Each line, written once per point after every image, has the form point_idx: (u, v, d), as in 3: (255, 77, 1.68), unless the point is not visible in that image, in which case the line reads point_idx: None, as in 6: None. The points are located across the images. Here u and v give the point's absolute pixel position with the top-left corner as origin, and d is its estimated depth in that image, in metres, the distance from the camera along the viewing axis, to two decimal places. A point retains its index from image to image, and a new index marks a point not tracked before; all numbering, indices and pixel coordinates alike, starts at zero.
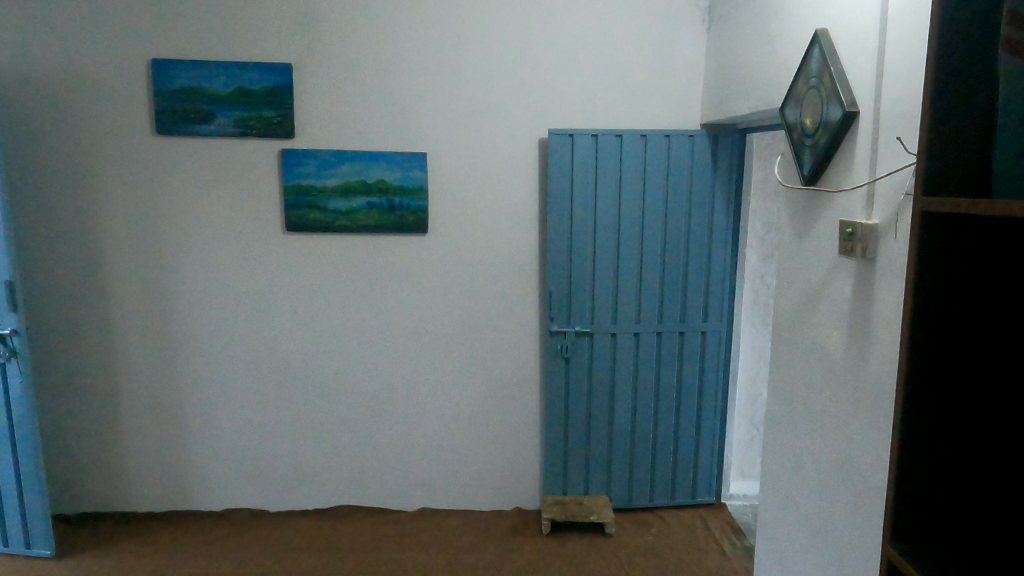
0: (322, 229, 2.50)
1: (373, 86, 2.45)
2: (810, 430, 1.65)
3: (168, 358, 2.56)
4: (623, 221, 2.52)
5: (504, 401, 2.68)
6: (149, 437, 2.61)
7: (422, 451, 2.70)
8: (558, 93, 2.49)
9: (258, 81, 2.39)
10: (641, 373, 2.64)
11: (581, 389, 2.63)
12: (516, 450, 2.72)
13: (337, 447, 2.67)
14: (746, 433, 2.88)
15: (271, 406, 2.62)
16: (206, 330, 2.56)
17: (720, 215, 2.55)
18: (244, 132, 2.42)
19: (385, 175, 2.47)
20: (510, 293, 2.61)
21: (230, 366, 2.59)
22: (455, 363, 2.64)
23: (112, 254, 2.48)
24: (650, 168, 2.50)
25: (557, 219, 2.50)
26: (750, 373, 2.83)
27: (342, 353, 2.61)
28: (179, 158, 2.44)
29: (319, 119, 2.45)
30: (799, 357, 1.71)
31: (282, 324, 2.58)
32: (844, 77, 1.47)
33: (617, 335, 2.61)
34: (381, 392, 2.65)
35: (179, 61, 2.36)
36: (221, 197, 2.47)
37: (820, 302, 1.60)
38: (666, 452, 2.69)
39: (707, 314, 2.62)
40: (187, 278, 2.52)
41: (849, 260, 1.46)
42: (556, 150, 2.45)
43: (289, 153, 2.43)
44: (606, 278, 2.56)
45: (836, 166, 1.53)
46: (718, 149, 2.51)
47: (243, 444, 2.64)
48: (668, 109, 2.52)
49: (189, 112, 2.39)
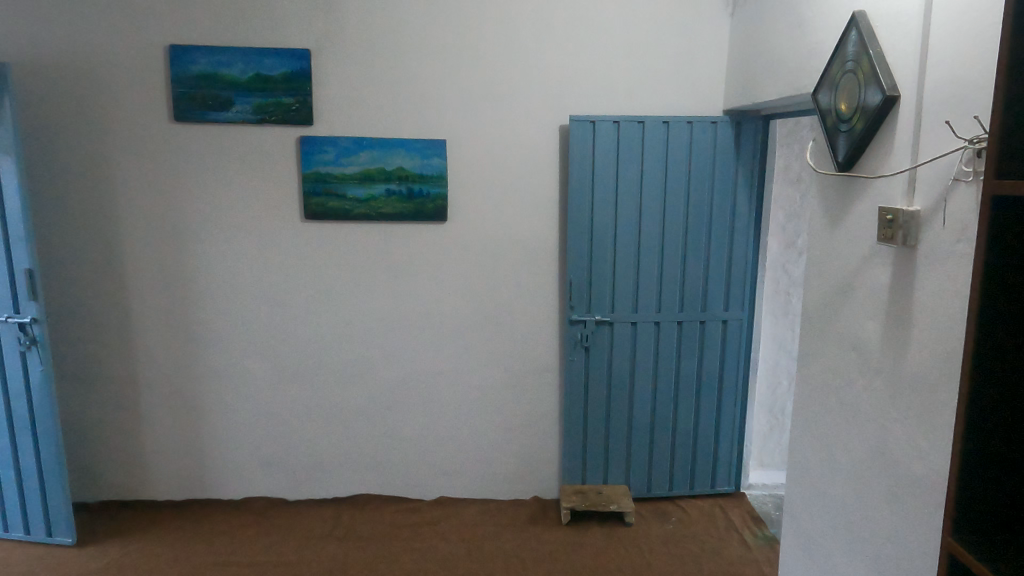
0: (341, 217, 2.48)
1: (392, 73, 2.42)
2: (842, 419, 1.63)
3: (187, 348, 2.55)
4: (645, 209, 2.50)
5: (523, 390, 2.67)
6: (168, 425, 2.61)
7: (441, 440, 2.69)
8: (579, 80, 2.46)
9: (276, 67, 2.37)
10: (660, 362, 2.62)
11: (600, 378, 2.62)
12: (535, 439, 2.71)
13: (355, 436, 2.67)
14: (766, 423, 2.86)
15: (289, 394, 2.62)
16: (224, 318, 2.55)
17: (743, 202, 2.52)
18: (262, 119, 2.40)
19: (404, 162, 2.45)
20: (529, 281, 2.59)
21: (247, 355, 2.58)
22: (475, 353, 2.63)
23: (131, 243, 2.47)
24: (672, 155, 2.47)
25: (578, 207, 2.48)
26: (770, 362, 2.81)
27: (360, 341, 2.60)
28: (197, 145, 2.41)
29: (338, 106, 2.43)
30: (831, 346, 1.69)
31: (300, 312, 2.56)
32: (884, 61, 1.44)
33: (637, 325, 2.59)
34: (400, 381, 2.64)
35: (196, 47, 2.33)
36: (240, 184, 2.45)
37: (854, 290, 1.57)
38: (685, 442, 2.69)
39: (728, 302, 2.61)
40: (206, 267, 2.50)
41: (887, 248, 1.44)
42: (577, 137, 2.43)
43: (308, 140, 2.41)
44: (626, 266, 2.54)
45: (875, 151, 1.50)
46: (741, 136, 2.48)
47: (263, 433, 2.64)
48: (690, 96, 2.49)
49: (206, 98, 2.37)
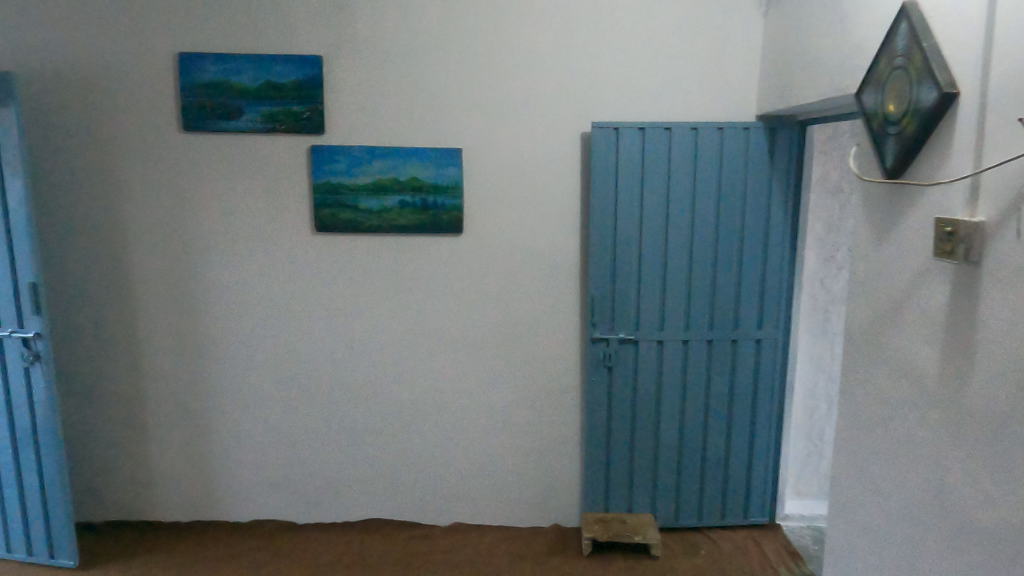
0: (353, 229, 2.38)
1: (406, 80, 2.32)
2: (893, 455, 1.46)
3: (194, 364, 2.48)
4: (672, 221, 2.35)
5: (542, 411, 2.53)
6: (175, 444, 2.53)
7: (456, 463, 2.56)
8: (602, 85, 2.33)
9: (286, 75, 2.29)
10: (689, 384, 2.46)
11: (625, 400, 2.47)
12: (555, 464, 2.57)
13: (366, 457, 2.55)
14: (803, 450, 2.68)
15: (299, 413, 2.52)
16: (232, 334, 2.46)
17: (777, 214, 2.37)
18: (272, 128, 2.32)
19: (419, 172, 2.35)
20: (549, 296, 2.46)
21: (256, 372, 2.49)
22: (492, 372, 2.51)
23: (139, 256, 2.40)
24: (702, 163, 2.32)
25: (601, 218, 2.35)
26: (808, 384, 2.63)
27: (373, 359, 2.49)
28: (206, 155, 2.34)
29: (350, 115, 2.34)
30: (879, 373, 1.52)
31: (310, 328, 2.47)
32: (940, 55, 1.29)
33: (664, 343, 2.43)
34: (414, 400, 2.52)
35: (206, 55, 2.27)
36: (250, 195, 2.37)
37: (906, 310, 1.41)
38: (716, 469, 2.52)
39: (762, 320, 2.44)
40: (215, 281, 2.42)
41: (946, 264, 1.28)
42: (599, 145, 2.30)
43: (319, 149, 2.32)
44: (652, 281, 2.40)
45: (930, 156, 1.34)
46: (776, 143, 2.33)
47: (272, 453, 2.54)
48: (721, 102, 2.35)
49: (216, 107, 2.30)
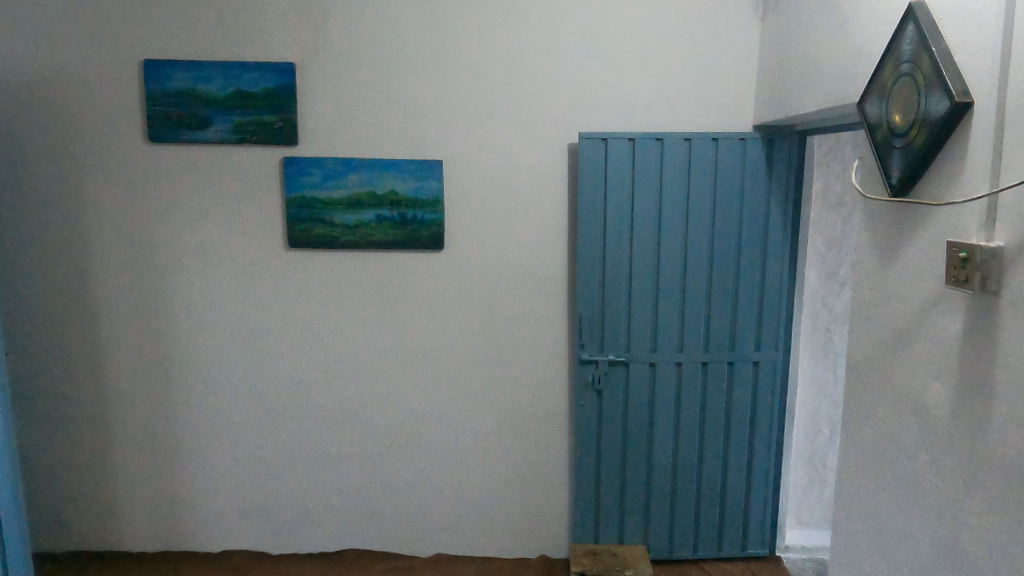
0: (328, 245, 2.26)
1: (384, 88, 2.21)
2: (901, 500, 1.33)
3: (162, 387, 2.35)
4: (664, 237, 2.23)
5: (528, 436, 2.40)
6: (142, 471, 2.40)
7: (437, 491, 2.43)
8: (590, 94, 2.22)
9: (258, 83, 2.17)
10: (683, 408, 2.33)
11: (615, 426, 2.34)
12: (543, 492, 2.44)
13: (343, 485, 2.42)
14: (804, 476, 2.53)
15: (272, 439, 2.39)
16: (202, 356, 2.34)
17: (776, 229, 2.24)
18: (243, 138, 2.20)
19: (397, 185, 2.22)
20: (536, 316, 2.34)
21: (227, 395, 2.36)
22: (476, 395, 2.38)
23: (105, 275, 2.29)
24: (695, 176, 2.20)
25: (589, 234, 2.22)
26: (810, 408, 2.49)
27: (350, 382, 2.37)
28: (174, 168, 2.23)
29: (325, 125, 2.22)
30: (885, 408, 1.39)
31: (284, 349, 2.34)
32: (951, 61, 1.16)
33: (656, 366, 2.30)
34: (393, 425, 2.39)
35: (174, 62, 2.16)
36: (220, 210, 2.26)
37: (914, 341, 1.28)
38: (712, 498, 2.38)
39: (760, 341, 2.31)
40: (184, 301, 2.31)
41: (959, 292, 1.15)
42: (587, 157, 2.18)
43: (292, 161, 2.20)
44: (644, 301, 2.27)
45: (941, 172, 1.21)
46: (774, 154, 2.20)
47: (244, 481, 2.41)
48: (715, 111, 2.23)
49: (184, 117, 2.19)
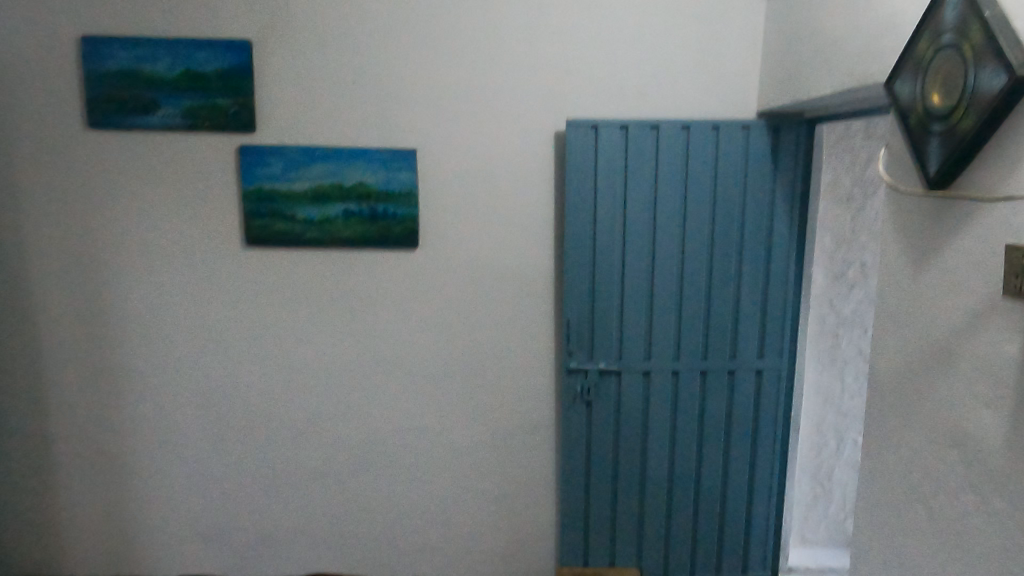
0: (289, 243, 2.05)
1: (350, 69, 1.99)
2: (938, 544, 1.15)
3: (108, 399, 2.14)
4: (660, 235, 2.03)
5: (512, 451, 2.21)
6: (88, 490, 2.19)
7: (413, 510, 2.23)
8: (579, 76, 2.01)
9: (210, 63, 1.95)
10: (679, 421, 2.14)
11: (605, 440, 2.15)
12: (528, 510, 2.25)
13: (310, 504, 2.22)
14: (809, 492, 2.35)
15: (231, 455, 2.18)
16: (152, 365, 2.12)
17: (781, 226, 2.05)
18: (193, 124, 1.98)
19: (365, 176, 2.01)
20: (519, 319, 2.14)
21: (181, 407, 2.15)
22: (455, 407, 2.18)
23: (42, 275, 2.07)
24: (694, 168, 2.00)
25: (577, 231, 2.03)
26: (815, 419, 2.31)
27: (316, 393, 2.16)
28: (117, 157, 2.01)
29: (285, 110, 2.00)
30: (918, 434, 1.21)
31: (243, 357, 2.13)
32: (1008, 27, 0.97)
33: (651, 375, 2.11)
34: (364, 440, 2.19)
35: (114, 39, 1.93)
36: (170, 204, 2.04)
37: (956, 359, 1.10)
38: (710, 519, 2.20)
39: (763, 349, 2.12)
40: (131, 304, 2.09)
41: (1018, 304, 0.96)
42: (575, 146, 1.98)
43: (249, 150, 1.99)
44: (637, 304, 2.07)
45: (993, 161, 1.02)
46: (780, 144, 2.01)
47: (200, 501, 2.20)
48: (716, 96, 2.03)
49: (127, 100, 1.97)
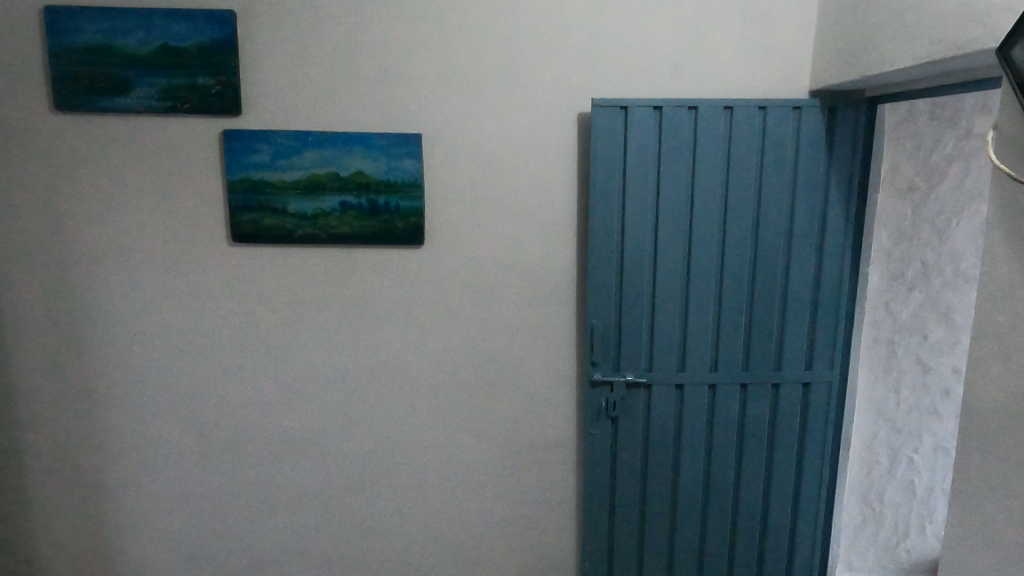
0: (281, 240, 1.83)
1: (347, 43, 1.76)
2: None
3: (85, 411, 1.94)
4: (697, 230, 1.79)
5: (529, 469, 2.00)
6: (64, 510, 2.00)
7: (420, 533, 2.03)
8: (607, 50, 1.77)
9: (188, 36, 1.73)
10: (716, 439, 1.90)
11: (633, 459, 1.92)
12: (546, 533, 2.03)
13: (307, 526, 2.02)
14: (857, 515, 2.12)
15: (220, 471, 1.98)
16: (131, 374, 1.92)
17: (835, 220, 1.80)
18: (171, 106, 1.76)
19: (364, 165, 1.79)
20: (538, 324, 1.91)
21: (163, 420, 1.95)
22: (465, 422, 1.96)
23: (7, 274, 1.86)
24: (737, 154, 1.75)
25: (603, 226, 1.79)
26: (866, 435, 2.07)
27: (312, 405, 1.95)
28: (88, 143, 1.80)
29: (274, 90, 1.78)
30: None
31: (230, 365, 1.92)
32: None
33: (684, 387, 1.88)
34: (365, 456, 1.98)
35: (80, 9, 1.71)
36: (147, 196, 1.83)
37: None
38: (748, 549, 1.97)
39: (812, 360, 1.88)
40: (108, 307, 1.88)
41: None
42: (602, 129, 1.74)
43: (233, 135, 1.77)
44: (671, 309, 1.84)
45: None
46: (836, 126, 1.75)
47: (187, 522, 2.01)
48: (762, 73, 1.78)
49: (96, 79, 1.74)
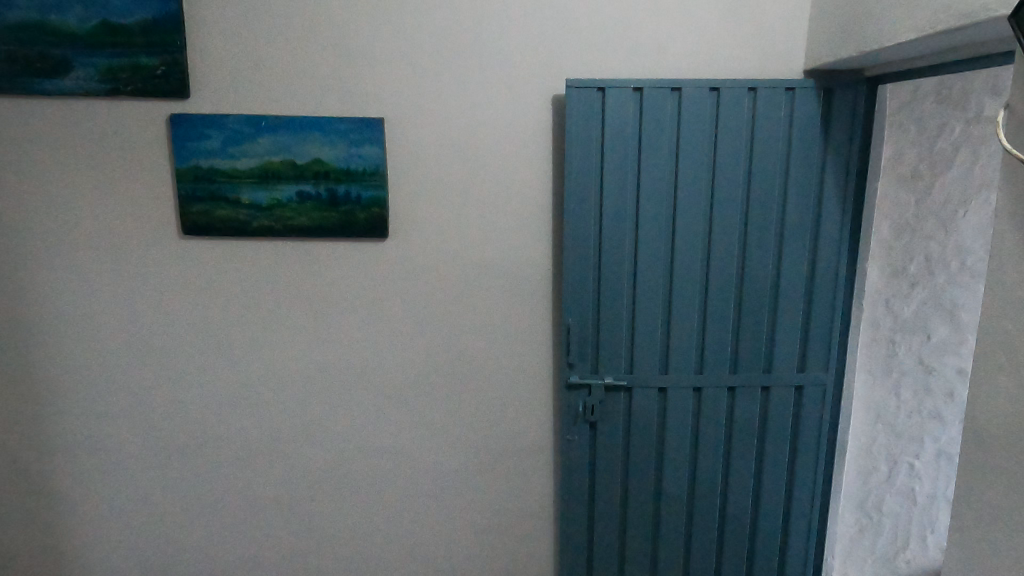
0: (234, 232, 1.71)
1: (301, 20, 1.62)
2: None
3: (33, 413, 1.83)
4: (680, 222, 1.66)
5: (503, 474, 1.88)
6: (15, 516, 1.90)
7: (388, 540, 1.92)
8: (583, 26, 1.63)
9: (128, 12, 1.59)
10: (701, 445, 1.78)
11: (612, 465, 1.80)
12: (522, 541, 1.92)
13: (269, 532, 1.91)
14: (853, 524, 2.00)
15: (177, 476, 1.87)
16: (81, 374, 1.81)
17: (830, 211, 1.66)
18: (114, 88, 1.64)
19: (322, 152, 1.66)
20: (511, 322, 1.79)
21: (116, 423, 1.84)
22: (435, 425, 1.85)
23: None
24: (724, 139, 1.62)
25: (578, 217, 1.66)
26: (864, 440, 1.94)
27: (272, 407, 1.84)
28: (27, 129, 1.68)
29: (223, 71, 1.65)
30: None
31: (185, 364, 1.81)
32: None
33: (666, 390, 1.75)
34: (330, 460, 1.87)
35: None
36: (92, 184, 1.71)
37: None
38: (736, 560, 1.85)
39: (805, 362, 1.75)
40: (54, 303, 1.77)
41: None
42: (577, 113, 1.60)
43: (181, 120, 1.64)
44: (652, 306, 1.71)
45: None
46: (832, 109, 1.61)
47: (143, 528, 1.90)
48: (752, 51, 1.64)
49: (32, 59, 1.62)
